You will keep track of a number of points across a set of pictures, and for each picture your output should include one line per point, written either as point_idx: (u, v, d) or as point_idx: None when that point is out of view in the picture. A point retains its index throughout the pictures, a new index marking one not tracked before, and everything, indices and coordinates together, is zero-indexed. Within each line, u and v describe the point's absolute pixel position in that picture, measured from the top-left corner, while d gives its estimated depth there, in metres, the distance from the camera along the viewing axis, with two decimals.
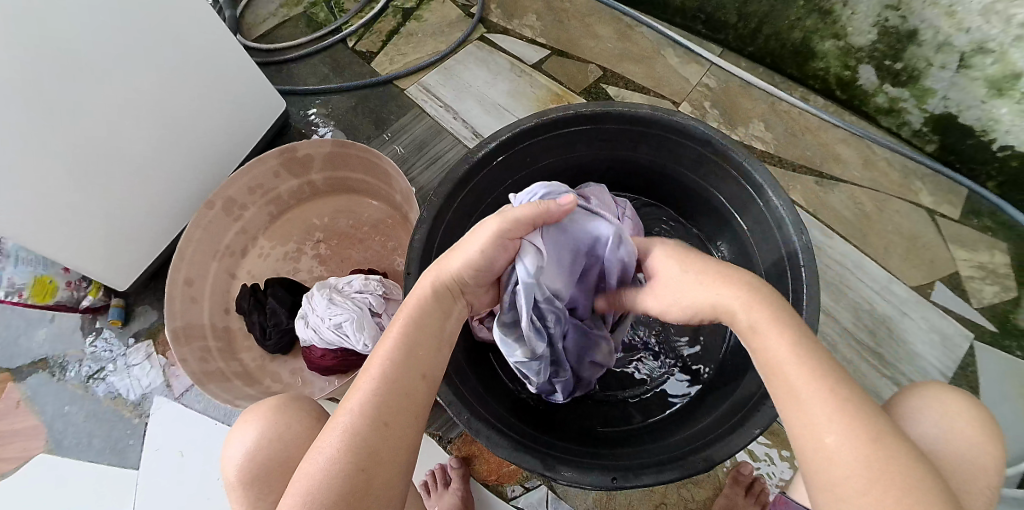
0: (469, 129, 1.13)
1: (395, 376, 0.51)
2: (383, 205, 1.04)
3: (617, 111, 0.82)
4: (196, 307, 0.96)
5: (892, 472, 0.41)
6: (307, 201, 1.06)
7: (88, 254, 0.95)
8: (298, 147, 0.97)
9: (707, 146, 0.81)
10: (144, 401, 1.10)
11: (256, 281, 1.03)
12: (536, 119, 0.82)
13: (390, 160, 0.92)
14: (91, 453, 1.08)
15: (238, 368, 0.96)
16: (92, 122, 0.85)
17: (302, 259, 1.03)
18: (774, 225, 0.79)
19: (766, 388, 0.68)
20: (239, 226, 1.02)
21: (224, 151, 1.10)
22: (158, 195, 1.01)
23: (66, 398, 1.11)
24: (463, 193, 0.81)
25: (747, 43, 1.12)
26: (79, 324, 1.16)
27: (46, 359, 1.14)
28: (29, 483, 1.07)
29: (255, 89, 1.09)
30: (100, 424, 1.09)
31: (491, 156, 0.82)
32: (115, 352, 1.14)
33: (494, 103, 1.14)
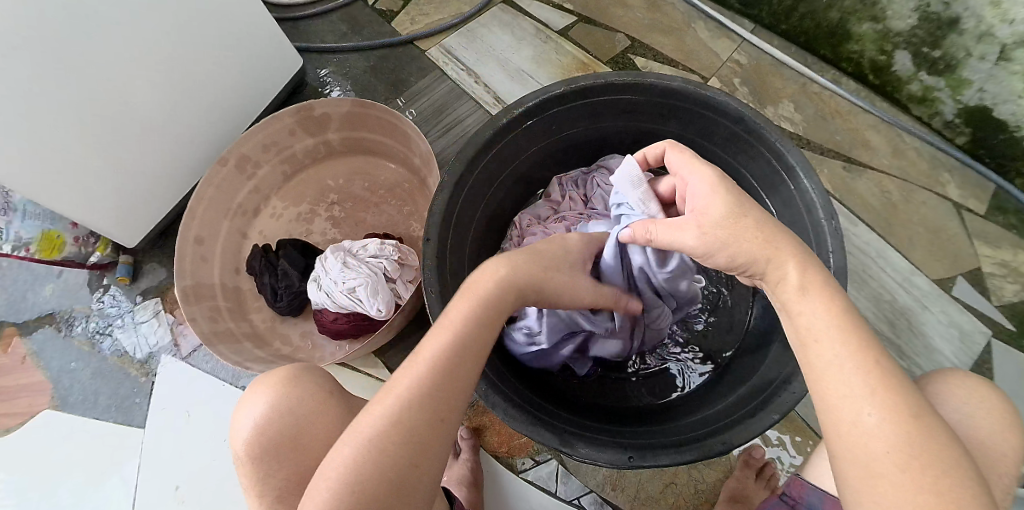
0: (490, 94, 1.10)
1: (443, 375, 0.47)
2: (398, 169, 1.01)
3: (652, 82, 0.79)
4: (206, 266, 0.95)
5: (918, 442, 0.39)
6: (321, 161, 1.03)
7: (99, 209, 0.94)
8: (314, 106, 0.94)
9: (738, 123, 0.79)
10: (151, 360, 1.09)
11: (268, 242, 1.01)
12: (567, 86, 0.78)
13: (409, 123, 0.89)
14: (97, 409, 1.07)
15: (248, 329, 0.94)
16: (109, 74, 0.83)
17: (315, 221, 1.01)
18: (805, 210, 0.76)
19: (792, 373, 0.66)
20: (251, 185, 1.00)
21: (238, 110, 1.07)
22: (171, 153, 0.99)
23: (73, 354, 1.11)
24: (485, 159, 0.78)
25: (780, 21, 1.08)
26: (87, 280, 1.15)
27: (54, 314, 1.13)
28: (36, 436, 1.06)
29: (271, 46, 1.05)
30: (106, 381, 1.09)
31: (517, 123, 0.79)
32: (122, 309, 1.13)
33: (516, 68, 1.11)
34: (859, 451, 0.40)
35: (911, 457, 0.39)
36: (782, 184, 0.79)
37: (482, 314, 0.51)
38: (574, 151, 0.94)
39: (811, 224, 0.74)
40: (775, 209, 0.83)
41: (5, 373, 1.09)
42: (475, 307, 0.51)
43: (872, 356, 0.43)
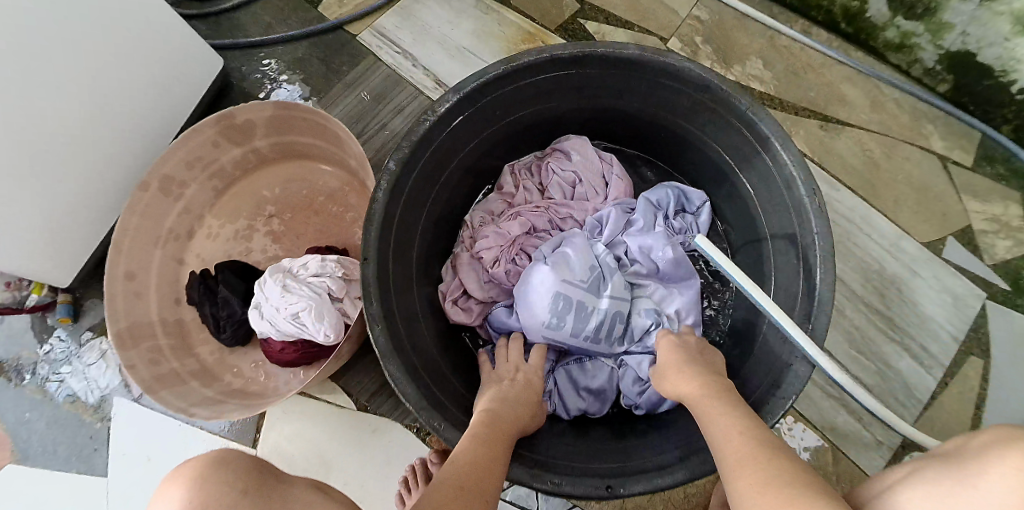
0: (431, 78, 0.99)
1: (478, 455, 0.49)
2: (337, 171, 0.92)
3: (601, 53, 0.71)
4: (142, 303, 0.86)
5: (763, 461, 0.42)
6: (254, 172, 0.95)
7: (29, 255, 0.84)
8: (235, 113, 0.84)
9: (702, 91, 0.71)
10: (104, 404, 1.02)
11: (206, 266, 0.92)
12: (504, 66, 0.69)
13: (338, 124, 0.80)
14: (58, 460, 1.00)
15: (195, 366, 0.86)
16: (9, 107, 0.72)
17: (254, 237, 0.92)
18: (782, 184, 0.67)
19: (779, 373, 0.60)
20: (180, 206, 0.91)
21: (167, 122, 0.96)
22: (101, 183, 0.88)
23: (26, 403, 1.03)
24: (425, 155, 0.70)
25: None
26: (30, 324, 1.06)
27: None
28: None
29: (186, 41, 0.92)
30: (63, 430, 1.01)
31: (455, 114, 0.71)
32: (69, 351, 1.05)
33: (457, 46, 1.01)
34: (738, 458, 0.42)
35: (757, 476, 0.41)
36: (756, 157, 0.71)
37: (492, 418, 0.56)
38: (526, 136, 0.86)
39: (789, 200, 0.67)
40: (750, 186, 0.75)
41: None
42: (490, 405, 0.59)
43: (734, 411, 0.49)
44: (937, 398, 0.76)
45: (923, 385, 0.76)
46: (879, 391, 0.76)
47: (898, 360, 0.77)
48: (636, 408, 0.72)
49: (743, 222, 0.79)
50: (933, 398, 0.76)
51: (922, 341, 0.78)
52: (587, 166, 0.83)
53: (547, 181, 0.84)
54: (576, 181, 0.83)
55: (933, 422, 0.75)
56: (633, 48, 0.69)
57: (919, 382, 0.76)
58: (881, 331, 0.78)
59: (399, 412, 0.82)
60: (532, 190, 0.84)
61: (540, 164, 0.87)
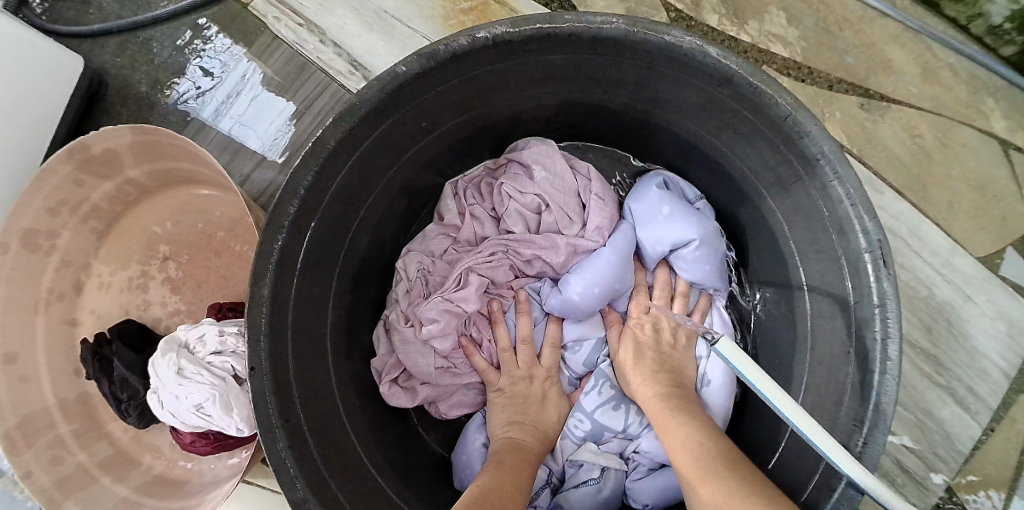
0: (344, 57, 0.78)
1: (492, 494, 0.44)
2: (227, 198, 0.73)
3: (568, 36, 0.49)
4: (32, 385, 0.71)
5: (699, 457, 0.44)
6: (137, 204, 0.77)
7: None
8: (89, 144, 0.65)
9: (721, 85, 0.50)
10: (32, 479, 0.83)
11: (101, 326, 0.76)
12: (429, 56, 0.48)
13: (210, 156, 0.62)
14: None
15: (108, 451, 0.73)
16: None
17: (150, 287, 0.75)
18: (832, 226, 0.50)
19: (820, 487, 0.46)
20: (57, 258, 0.74)
21: (30, 144, 0.75)
22: None
23: None
24: (327, 200, 0.52)
25: None
26: None
27: None
28: None
29: None
30: None
31: (361, 136, 0.51)
32: None
33: (376, 9, 0.78)
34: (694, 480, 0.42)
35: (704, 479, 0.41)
36: (796, 182, 0.53)
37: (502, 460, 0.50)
38: (477, 140, 0.67)
39: (840, 250, 0.50)
40: (783, 215, 0.58)
41: None
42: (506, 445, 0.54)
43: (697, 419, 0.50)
44: (981, 448, 0.67)
45: (966, 435, 0.67)
46: (914, 447, 0.67)
47: (942, 407, 0.68)
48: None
49: (767, 253, 0.64)
50: (975, 449, 0.67)
51: (968, 382, 0.68)
52: (555, 186, 0.65)
53: (502, 206, 0.66)
54: (541, 206, 0.65)
55: (976, 475, 0.66)
56: (613, 27, 0.47)
57: (961, 431, 0.67)
58: (917, 369, 0.69)
59: None
60: (485, 222, 0.67)
61: (492, 183, 0.69)
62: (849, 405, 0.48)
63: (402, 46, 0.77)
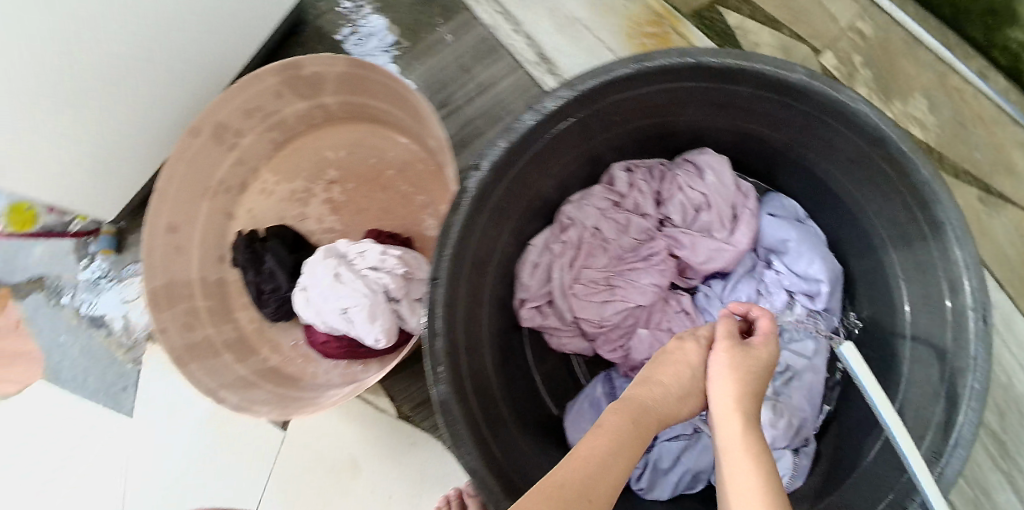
0: (534, 50, 0.84)
1: (665, 401, 0.44)
2: (410, 143, 0.80)
3: (762, 71, 0.56)
4: (182, 258, 0.79)
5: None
6: (318, 128, 0.85)
7: (76, 185, 0.74)
8: (302, 63, 0.73)
9: (874, 144, 0.56)
10: (137, 348, 0.93)
11: (254, 226, 0.84)
12: (651, 60, 0.53)
13: (426, 102, 0.68)
14: (92, 391, 0.93)
15: (231, 334, 0.80)
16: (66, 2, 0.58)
17: (311, 202, 0.83)
18: (946, 287, 0.55)
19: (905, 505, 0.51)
20: (234, 156, 0.81)
21: (239, 45, 0.83)
22: (145, 111, 0.75)
23: (63, 326, 0.96)
24: (521, 162, 0.57)
25: None
26: (70, 249, 0.98)
27: (42, 278, 0.98)
28: (14, 419, 0.95)
29: None
30: (96, 365, 0.93)
31: (568, 113, 0.56)
32: (104, 279, 0.97)
33: (570, 14, 0.84)
34: None
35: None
36: (920, 240, 0.58)
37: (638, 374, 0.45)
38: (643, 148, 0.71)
39: (950, 307, 0.55)
40: (902, 268, 0.64)
41: None
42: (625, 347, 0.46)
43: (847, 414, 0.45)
44: None
45: None
46: None
47: (999, 490, 0.72)
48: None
49: (886, 310, 0.67)
50: None
51: None
52: (722, 192, 0.68)
53: (668, 194, 0.70)
54: (702, 205, 0.68)
55: None
56: (804, 73, 0.54)
57: None
58: (984, 450, 0.74)
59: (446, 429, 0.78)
60: (648, 198, 0.70)
61: (665, 168, 0.71)
62: (932, 445, 0.53)
63: (589, 54, 0.82)
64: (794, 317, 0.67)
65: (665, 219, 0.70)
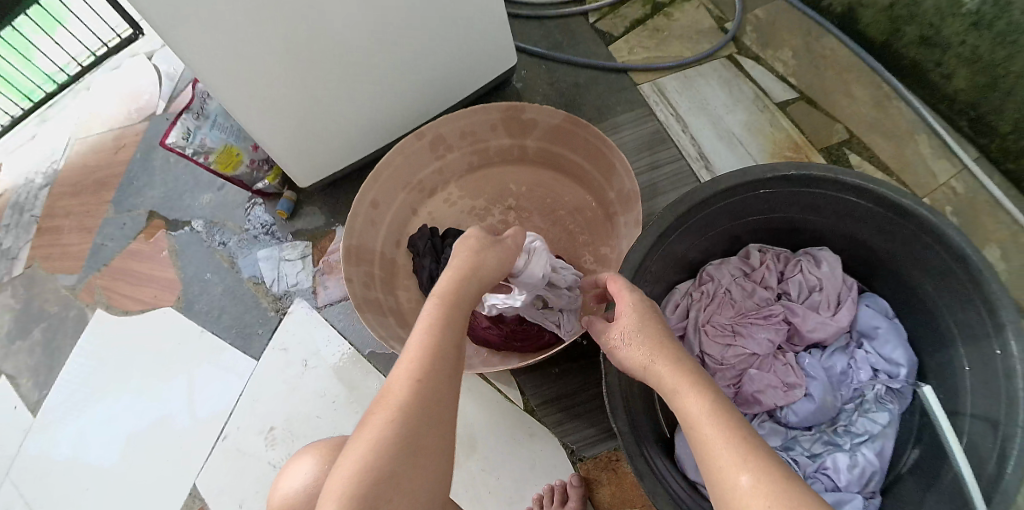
0: (696, 149, 1.10)
1: (424, 393, 0.50)
2: (585, 195, 1.07)
3: (882, 193, 0.75)
4: (373, 230, 1.08)
5: (791, 497, 0.41)
6: (508, 163, 1.13)
7: (299, 140, 1.08)
8: (525, 109, 1.02)
9: (960, 264, 0.72)
10: (286, 298, 1.24)
11: (434, 224, 1.13)
12: (794, 170, 0.76)
13: (621, 157, 0.95)
14: (219, 326, 1.24)
15: (393, 303, 1.08)
16: (358, 43, 0.94)
17: (488, 218, 1.11)
18: (1001, 370, 0.69)
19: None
20: (437, 164, 1.12)
21: (440, 93, 1.17)
22: (360, 112, 1.09)
23: (210, 267, 1.29)
24: (693, 218, 0.79)
25: (1009, 159, 1.01)
26: (244, 201, 1.34)
27: (208, 220, 1.33)
28: (161, 324, 1.26)
29: (485, 37, 1.09)
30: (239, 300, 1.25)
31: (737, 191, 0.79)
32: (271, 240, 1.30)
33: (728, 129, 1.11)
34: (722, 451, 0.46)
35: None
36: (984, 337, 0.72)
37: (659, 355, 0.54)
38: (774, 234, 0.93)
39: (1005, 393, 0.69)
40: (969, 364, 0.76)
41: (154, 260, 1.31)
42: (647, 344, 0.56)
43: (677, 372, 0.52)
44: None
45: None
46: None
47: None
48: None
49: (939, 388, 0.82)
50: None
51: None
52: (833, 281, 0.86)
53: (789, 274, 0.88)
54: (816, 288, 0.86)
55: None
56: (914, 201, 0.73)
57: None
58: None
59: (558, 429, 0.92)
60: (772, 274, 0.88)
61: (789, 257, 0.91)
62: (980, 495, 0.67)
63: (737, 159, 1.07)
64: (876, 392, 0.81)
65: (784, 293, 0.88)
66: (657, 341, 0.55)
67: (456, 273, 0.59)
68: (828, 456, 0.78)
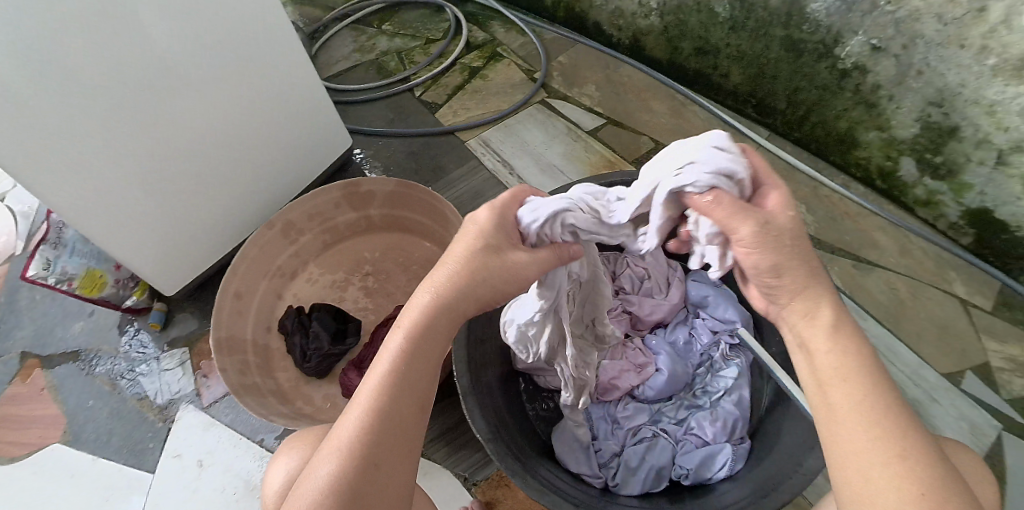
0: None
1: (367, 451, 0.54)
2: (432, 247, 1.12)
3: None
4: (240, 321, 1.04)
5: (940, 489, 0.42)
6: (359, 234, 1.16)
7: (157, 252, 1.04)
8: (361, 184, 1.07)
9: None
10: (171, 406, 1.18)
11: (300, 304, 1.12)
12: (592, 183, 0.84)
13: (449, 206, 1.01)
14: (110, 449, 1.14)
15: (272, 386, 1.03)
16: (196, 136, 0.97)
17: (348, 289, 1.13)
18: None
19: (801, 458, 0.71)
20: (292, 249, 1.11)
21: (292, 173, 1.20)
22: (216, 208, 1.09)
23: (91, 394, 1.20)
24: None
25: (794, 129, 1.22)
26: (116, 322, 1.29)
27: (79, 351, 1.25)
28: (42, 469, 1.13)
29: (320, 111, 1.16)
30: (123, 422, 1.17)
31: None
32: (150, 354, 1.24)
33: (549, 163, 1.21)
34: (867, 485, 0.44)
35: (923, 502, 0.42)
36: None
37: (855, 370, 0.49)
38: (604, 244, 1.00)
39: None
40: None
41: (24, 402, 1.20)
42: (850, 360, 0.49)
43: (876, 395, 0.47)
44: None
45: None
46: None
47: None
48: (683, 479, 0.81)
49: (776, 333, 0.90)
50: None
51: None
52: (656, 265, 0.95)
53: (620, 269, 0.96)
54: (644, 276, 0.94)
55: None
56: None
57: None
58: None
59: (450, 461, 0.95)
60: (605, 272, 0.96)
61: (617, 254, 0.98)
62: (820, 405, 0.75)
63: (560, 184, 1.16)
64: (720, 350, 0.90)
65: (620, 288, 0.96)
66: (777, 246, 0.51)
67: (467, 280, 0.58)
68: (690, 418, 0.86)
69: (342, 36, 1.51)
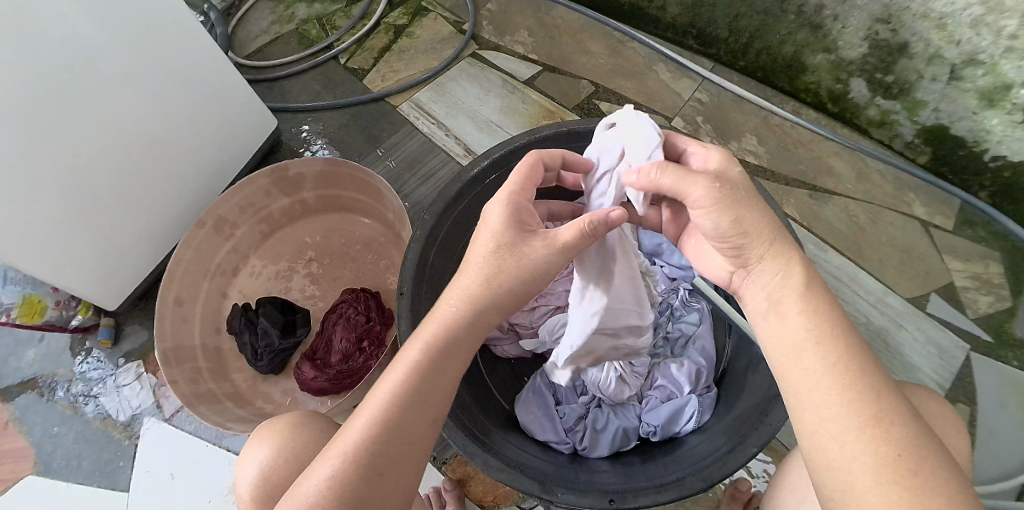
0: (461, 147, 1.16)
1: (378, 452, 0.49)
2: (372, 223, 1.09)
3: None
4: (187, 327, 0.99)
5: (906, 460, 0.39)
6: (297, 220, 1.11)
7: (90, 268, 0.97)
8: (289, 167, 1.02)
9: None
10: (134, 422, 1.11)
11: (247, 301, 1.06)
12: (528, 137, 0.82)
13: (381, 180, 0.97)
14: (81, 474, 1.08)
15: (229, 389, 0.98)
16: (113, 139, 0.90)
17: (294, 277, 1.08)
18: None
19: (766, 407, 0.69)
20: (229, 245, 1.05)
21: (223, 164, 1.13)
22: (147, 212, 1.02)
23: (56, 419, 1.13)
24: (456, 211, 0.82)
25: (738, 58, 1.18)
26: (69, 344, 1.19)
27: (36, 378, 1.16)
28: (15, 504, 1.06)
29: (241, 97, 1.09)
30: (90, 445, 1.10)
31: (485, 173, 0.83)
32: (106, 372, 1.16)
33: (487, 120, 1.18)
34: (828, 445, 0.42)
35: (898, 463, 0.39)
36: None
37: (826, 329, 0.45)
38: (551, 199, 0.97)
39: None
40: None
41: None
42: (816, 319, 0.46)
43: (849, 359, 0.43)
44: None
45: None
46: None
47: None
48: (653, 435, 0.78)
49: None
50: None
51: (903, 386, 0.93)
52: None
53: None
54: None
55: None
56: None
57: None
58: None
59: None
60: None
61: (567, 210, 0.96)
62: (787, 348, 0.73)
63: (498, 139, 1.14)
64: (680, 297, 0.89)
65: None
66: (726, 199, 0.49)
67: (520, 271, 0.54)
68: (655, 371, 0.84)
69: (258, 7, 1.42)
